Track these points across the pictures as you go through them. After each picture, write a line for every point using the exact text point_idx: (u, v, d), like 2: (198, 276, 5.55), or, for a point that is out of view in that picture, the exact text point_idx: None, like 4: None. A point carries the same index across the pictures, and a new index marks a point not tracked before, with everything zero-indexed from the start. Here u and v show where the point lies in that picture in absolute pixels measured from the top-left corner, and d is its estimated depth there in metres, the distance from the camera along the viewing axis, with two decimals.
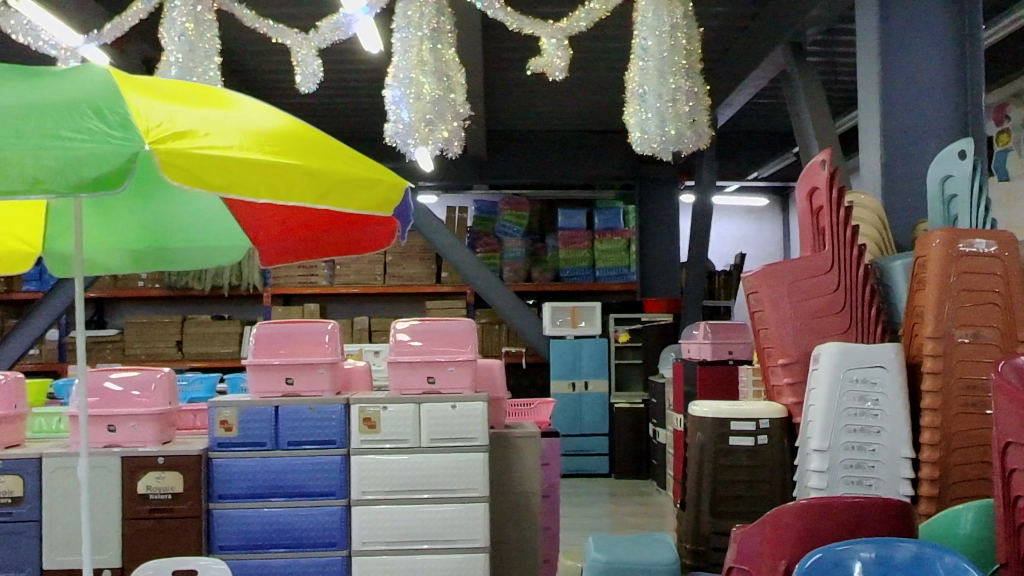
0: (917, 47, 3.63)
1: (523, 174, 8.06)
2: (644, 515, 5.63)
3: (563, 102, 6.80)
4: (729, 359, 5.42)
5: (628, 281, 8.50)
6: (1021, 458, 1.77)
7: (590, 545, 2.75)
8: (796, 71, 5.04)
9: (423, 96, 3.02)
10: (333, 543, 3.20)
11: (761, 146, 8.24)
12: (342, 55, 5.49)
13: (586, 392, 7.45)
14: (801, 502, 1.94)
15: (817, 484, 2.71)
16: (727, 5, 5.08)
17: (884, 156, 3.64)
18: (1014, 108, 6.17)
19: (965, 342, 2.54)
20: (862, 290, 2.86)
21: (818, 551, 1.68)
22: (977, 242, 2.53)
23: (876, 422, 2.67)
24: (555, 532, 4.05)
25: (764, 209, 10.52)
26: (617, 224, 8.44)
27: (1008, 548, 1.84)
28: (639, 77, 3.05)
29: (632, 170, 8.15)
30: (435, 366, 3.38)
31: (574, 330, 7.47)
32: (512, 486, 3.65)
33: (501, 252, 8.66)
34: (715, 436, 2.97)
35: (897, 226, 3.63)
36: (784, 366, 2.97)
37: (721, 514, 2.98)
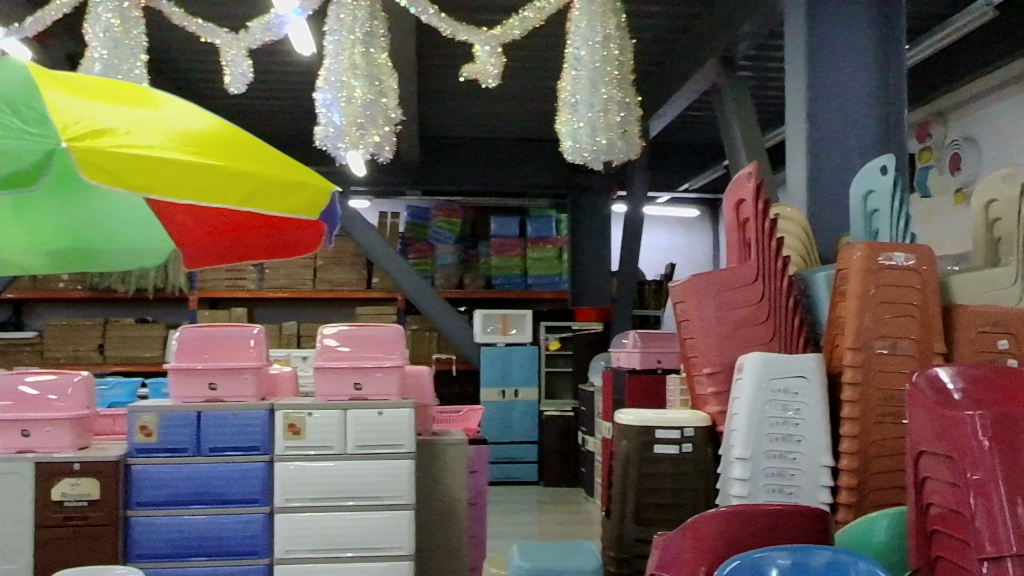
0: (842, 65, 3.72)
1: (457, 181, 8.03)
2: (573, 523, 5.64)
3: (498, 109, 6.80)
4: (658, 368, 5.46)
5: (559, 289, 8.53)
6: (934, 467, 1.78)
7: (514, 553, 2.61)
8: (727, 85, 5.12)
9: (354, 100, 2.98)
10: (254, 552, 3.16)
11: (693, 158, 8.35)
12: (273, 55, 5.42)
13: (516, 400, 7.43)
14: (722, 510, 1.94)
15: (739, 492, 2.68)
16: (660, 17, 5.14)
17: (811, 168, 3.70)
18: (937, 126, 6.37)
19: (884, 352, 2.60)
20: (787, 298, 2.88)
21: (737, 558, 1.68)
22: (897, 256, 2.59)
23: (798, 431, 2.67)
24: (482, 540, 4.02)
25: (694, 220, 10.66)
26: (550, 233, 8.42)
27: (921, 555, 1.83)
28: (571, 86, 3.07)
29: (565, 178, 8.19)
30: (362, 372, 3.35)
31: (504, 338, 7.45)
32: (440, 493, 3.62)
33: (433, 259, 8.66)
34: (639, 443, 2.88)
35: (822, 238, 3.68)
36: (709, 376, 2.98)
37: (646, 520, 2.86)
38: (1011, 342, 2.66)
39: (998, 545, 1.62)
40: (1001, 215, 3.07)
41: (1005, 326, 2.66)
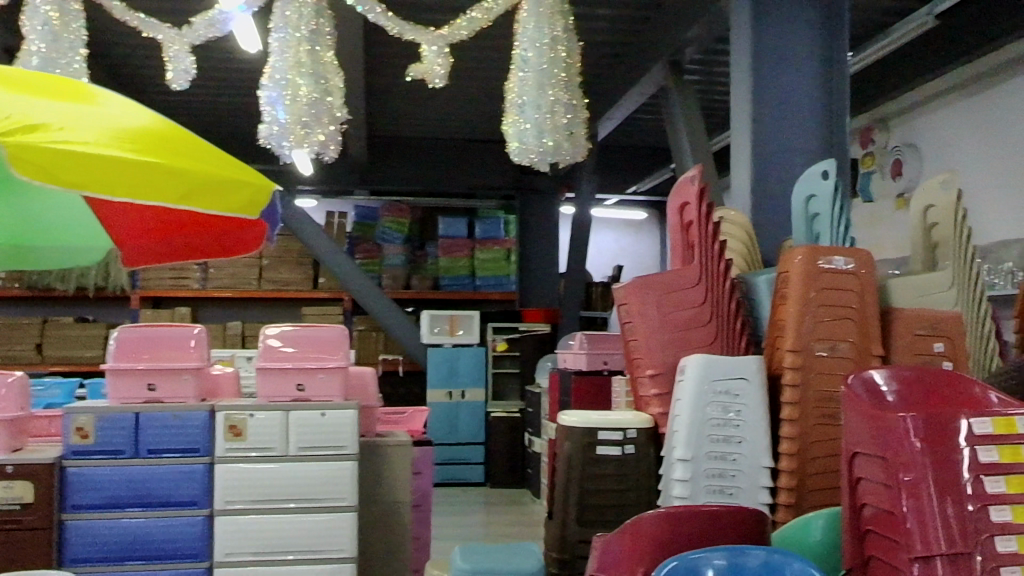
0: (786, 69, 3.77)
1: (405, 181, 7.99)
2: (519, 525, 5.65)
3: (448, 109, 6.79)
4: (604, 370, 5.48)
5: (507, 290, 8.54)
6: (868, 467, 1.81)
7: (455, 554, 2.58)
8: (674, 89, 5.16)
9: (300, 98, 2.95)
10: (194, 555, 3.13)
11: (641, 161, 8.40)
12: (216, 52, 5.36)
13: (463, 401, 7.41)
14: (661, 511, 1.95)
15: (680, 493, 2.67)
16: (607, 21, 5.17)
17: (755, 173, 3.72)
18: (879, 133, 6.48)
19: (824, 354, 2.63)
20: (729, 303, 2.92)
21: (673, 558, 1.68)
22: (836, 260, 2.64)
23: (738, 432, 2.67)
24: (426, 541, 4.00)
25: (642, 222, 10.74)
26: (498, 234, 8.36)
27: (854, 553, 1.85)
28: (519, 88, 3.06)
29: (514, 180, 8.19)
30: (305, 373, 3.32)
31: (451, 339, 7.44)
32: (383, 494, 3.60)
33: (381, 259, 8.62)
34: (582, 445, 2.80)
35: (765, 241, 3.72)
36: (651, 377, 2.94)
37: (589, 522, 2.77)
38: (946, 345, 2.74)
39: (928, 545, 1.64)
40: (939, 220, 3.13)
41: (940, 329, 2.73)
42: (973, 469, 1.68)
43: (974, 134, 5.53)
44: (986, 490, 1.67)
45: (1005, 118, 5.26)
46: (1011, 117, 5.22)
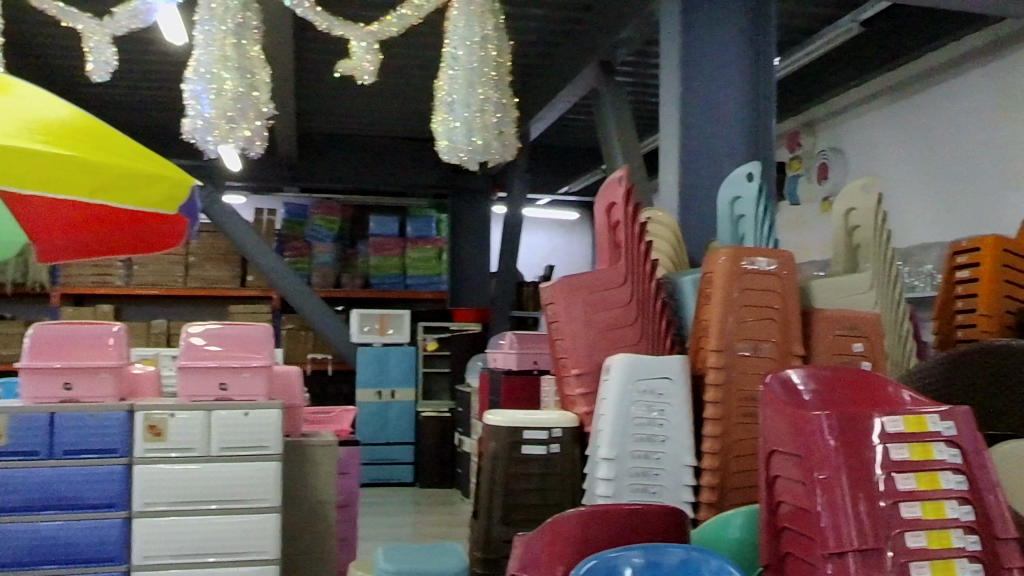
0: (715, 73, 3.81)
1: (337, 179, 7.92)
2: (447, 525, 5.62)
3: (379, 106, 6.74)
4: (534, 369, 5.47)
5: (439, 290, 8.52)
6: (785, 465, 1.83)
7: (378, 555, 2.55)
8: (606, 90, 5.18)
9: (225, 93, 2.78)
10: (111, 558, 3.07)
11: (573, 162, 8.44)
12: (139, 44, 5.25)
13: (393, 401, 7.37)
14: (581, 509, 1.95)
15: (605, 492, 2.66)
16: (539, 21, 5.17)
17: (682, 176, 3.76)
18: (806, 136, 6.59)
19: (746, 354, 2.67)
20: (654, 302, 2.94)
21: (593, 557, 1.68)
22: (759, 261, 2.68)
23: (662, 431, 2.68)
24: (352, 542, 3.96)
25: (574, 223, 10.79)
26: (430, 232, 8.36)
27: (770, 550, 1.86)
28: (448, 86, 3.04)
29: (446, 179, 8.16)
30: (229, 372, 3.26)
31: (381, 338, 7.39)
32: (307, 496, 3.56)
33: (310, 257, 8.52)
34: (507, 444, 2.79)
35: (691, 242, 3.75)
36: (576, 377, 2.93)
37: (513, 521, 2.76)
38: (864, 346, 2.79)
39: (841, 541, 1.66)
40: (861, 222, 3.19)
41: (859, 329, 2.79)
42: (886, 467, 1.72)
43: (897, 140, 5.65)
44: (897, 487, 1.71)
45: (927, 125, 5.40)
46: (932, 125, 5.34)
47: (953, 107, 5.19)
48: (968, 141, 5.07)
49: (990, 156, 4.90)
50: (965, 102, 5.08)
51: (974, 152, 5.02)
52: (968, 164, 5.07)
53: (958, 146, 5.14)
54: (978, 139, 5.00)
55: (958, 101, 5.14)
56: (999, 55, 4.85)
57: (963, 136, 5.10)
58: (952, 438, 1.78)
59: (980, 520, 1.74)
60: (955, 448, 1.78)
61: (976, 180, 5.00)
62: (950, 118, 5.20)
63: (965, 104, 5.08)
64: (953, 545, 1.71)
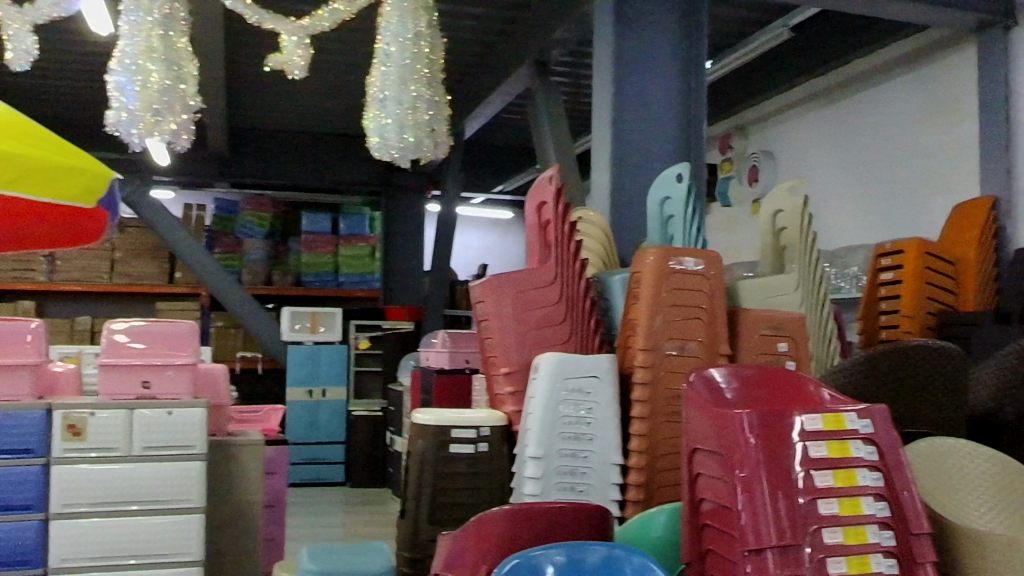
0: (648, 74, 3.84)
1: (269, 174, 7.82)
2: (376, 525, 5.58)
3: (312, 102, 6.67)
4: (466, 368, 5.49)
5: (371, 288, 8.50)
6: (707, 462, 1.85)
7: (302, 555, 2.52)
8: (540, 89, 5.18)
9: (151, 85, 2.62)
10: (27, 562, 2.99)
11: (508, 161, 8.45)
12: (63, 33, 5.13)
13: (323, 400, 7.30)
14: (506, 508, 1.95)
15: (532, 490, 2.65)
16: (475, 19, 5.16)
17: (614, 173, 3.79)
18: (737, 139, 6.69)
19: (673, 353, 2.69)
20: (584, 300, 2.95)
21: (515, 556, 1.67)
22: (687, 261, 2.71)
23: (590, 430, 2.68)
24: (280, 542, 3.91)
25: (508, 222, 10.81)
26: (362, 230, 8.42)
27: (691, 547, 1.87)
28: (380, 82, 2.95)
29: (381, 176, 8.11)
30: (153, 370, 3.21)
31: (312, 336, 7.34)
32: (232, 497, 3.50)
33: (241, 254, 8.41)
34: (435, 443, 2.76)
35: (622, 242, 3.77)
36: (505, 375, 2.92)
37: (441, 520, 2.75)
38: (789, 345, 2.83)
39: (760, 537, 1.68)
40: (787, 225, 3.24)
41: (784, 330, 2.83)
42: (805, 464, 1.74)
43: (826, 145, 5.75)
44: (815, 484, 1.74)
45: (855, 130, 5.50)
46: (860, 130, 5.45)
47: (880, 113, 5.29)
48: (894, 146, 5.17)
49: (916, 161, 5.01)
50: (892, 108, 5.19)
51: (900, 157, 5.13)
52: (894, 169, 5.18)
53: (884, 151, 5.25)
54: (904, 144, 5.11)
55: (885, 107, 5.24)
56: (926, 62, 4.96)
57: (890, 141, 5.20)
58: (869, 436, 1.82)
59: (894, 515, 1.78)
60: (872, 445, 1.82)
61: (901, 184, 5.11)
62: (877, 124, 5.30)
63: (891, 110, 5.19)
64: (869, 541, 1.74)
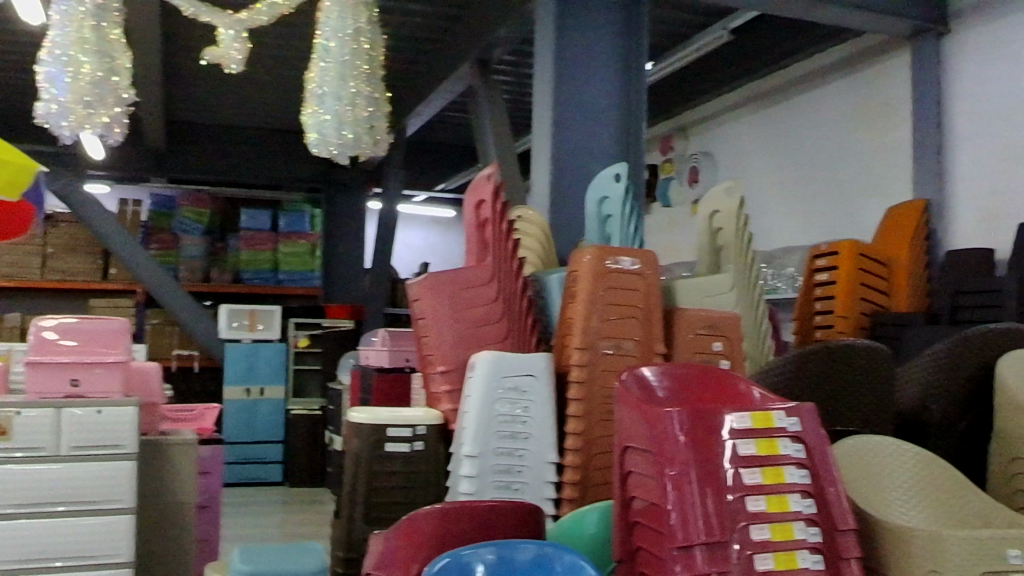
0: (589, 75, 3.86)
1: (208, 170, 7.71)
2: (313, 525, 5.52)
3: (252, 97, 6.58)
4: (405, 367, 5.46)
5: (311, 286, 8.43)
6: (638, 460, 1.86)
7: (234, 556, 2.48)
8: (482, 88, 5.17)
9: (83, 77, 2.54)
10: None
11: (450, 159, 8.43)
12: None
13: (262, 399, 7.22)
14: (438, 507, 1.94)
15: (467, 489, 2.64)
16: (418, 16, 5.14)
17: (554, 173, 3.78)
18: (678, 141, 6.75)
19: (609, 352, 2.70)
20: (520, 299, 2.95)
21: (445, 556, 1.67)
22: (623, 261, 2.73)
23: (525, 428, 2.68)
24: (214, 544, 3.86)
25: (450, 220, 10.79)
26: (303, 227, 8.26)
27: (622, 544, 1.88)
28: (319, 77, 2.91)
29: (322, 173, 8.04)
30: (81, 368, 3.14)
31: (250, 334, 7.26)
32: (164, 497, 3.45)
33: (178, 250, 8.29)
34: (370, 441, 2.74)
35: (561, 243, 3.79)
36: (441, 373, 2.91)
37: (376, 520, 2.73)
38: (724, 345, 2.86)
39: (688, 534, 1.69)
40: (723, 225, 3.28)
41: (718, 329, 2.85)
42: (734, 461, 1.76)
43: (764, 147, 5.83)
44: (744, 482, 1.76)
45: (792, 134, 5.58)
46: (798, 133, 5.52)
47: (816, 116, 5.38)
48: (829, 150, 5.26)
49: (850, 165, 5.11)
50: (828, 112, 5.27)
51: (835, 161, 5.22)
52: (829, 172, 5.26)
53: (820, 154, 5.33)
54: (839, 147, 5.20)
55: (821, 110, 5.33)
56: (861, 67, 5.05)
57: (825, 145, 5.29)
58: (796, 434, 1.85)
59: (820, 511, 1.81)
60: (799, 443, 1.85)
61: (836, 187, 5.19)
62: (813, 128, 5.39)
63: (828, 114, 5.28)
64: (796, 537, 1.77)
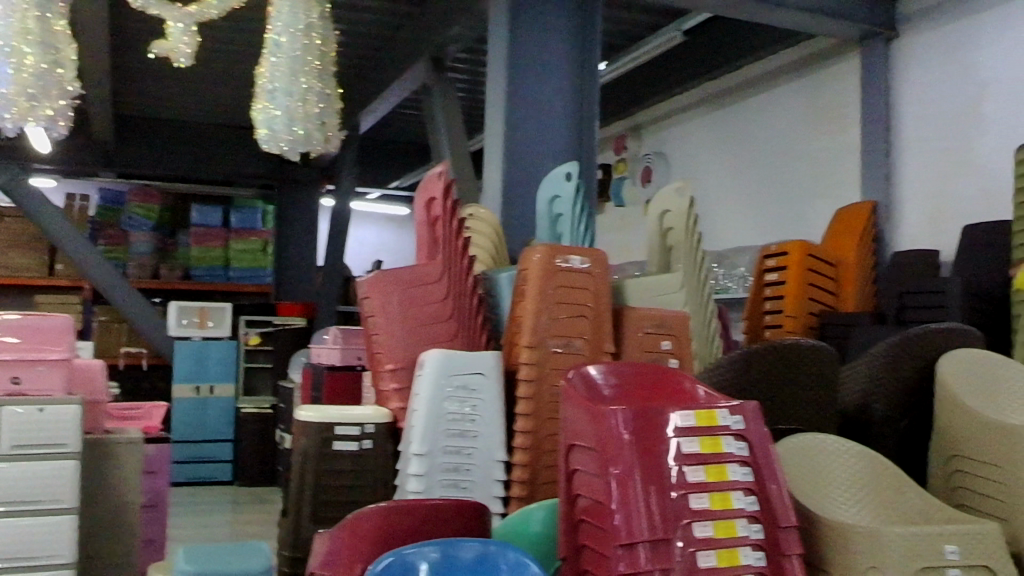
0: (542, 74, 3.86)
1: (159, 165, 7.62)
2: (263, 524, 5.48)
3: (204, 91, 6.51)
4: (356, 365, 5.45)
5: (263, 283, 8.36)
6: (583, 458, 1.86)
7: (178, 556, 2.44)
8: (435, 85, 5.15)
9: (26, 68, 2.47)
10: None
11: (404, 157, 8.41)
12: None
13: (211, 397, 7.14)
14: (382, 505, 1.93)
15: (415, 487, 2.63)
16: (372, 12, 5.12)
17: (506, 173, 3.78)
18: (632, 140, 6.79)
19: (558, 350, 2.71)
20: (470, 298, 2.95)
21: (389, 555, 1.65)
22: (573, 259, 2.73)
23: (474, 426, 2.68)
24: (160, 544, 3.82)
25: (404, 218, 10.76)
26: (255, 224, 8.19)
27: (567, 542, 1.89)
28: (270, 73, 2.87)
29: (274, 170, 7.98)
30: (23, 365, 3.09)
31: (200, 332, 7.20)
32: (108, 496, 3.40)
33: (127, 246, 8.18)
34: (318, 440, 2.72)
35: (512, 242, 3.79)
36: (390, 372, 2.89)
37: (323, 519, 2.71)
38: (673, 343, 2.88)
39: (632, 532, 1.69)
40: (673, 224, 3.30)
41: (667, 328, 2.87)
42: (677, 459, 1.78)
43: (716, 148, 5.88)
44: (687, 479, 1.77)
45: (744, 135, 5.64)
46: (749, 134, 5.58)
47: (767, 118, 5.43)
48: (779, 151, 5.32)
49: (800, 166, 5.17)
50: (778, 114, 5.33)
51: (785, 162, 5.28)
52: (779, 173, 5.32)
53: (771, 155, 5.39)
54: (789, 149, 5.25)
55: (772, 112, 5.39)
56: (812, 70, 5.11)
57: (775, 146, 5.35)
58: (739, 432, 1.87)
59: (762, 508, 1.84)
60: (742, 441, 1.87)
61: (787, 188, 5.25)
62: (764, 129, 5.44)
63: (778, 115, 5.33)
64: (738, 534, 1.79)
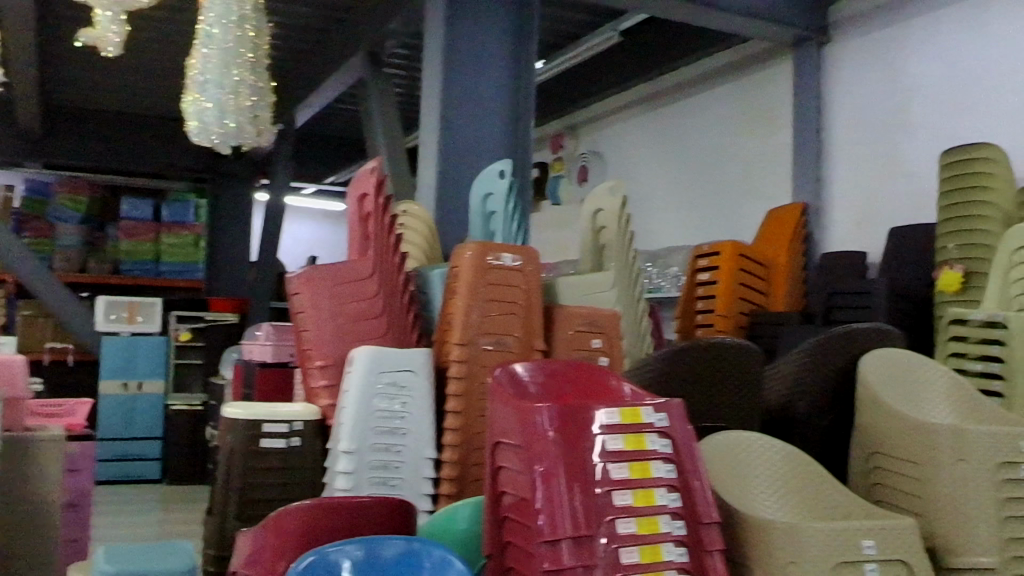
0: (478, 72, 3.86)
1: (89, 156, 7.48)
2: (190, 522, 5.39)
3: (135, 82, 6.39)
4: (288, 363, 5.35)
5: (195, 278, 8.23)
6: (508, 455, 1.87)
7: (98, 556, 2.38)
8: (372, 80, 5.13)
9: None
10: None
11: (340, 152, 8.35)
12: None
13: (140, 394, 7.01)
14: (306, 504, 1.92)
15: (343, 485, 2.61)
16: (308, 5, 5.07)
17: (440, 169, 3.78)
18: (569, 139, 6.82)
19: (488, 348, 2.71)
20: (402, 295, 2.95)
21: (312, 553, 1.63)
22: (504, 257, 2.74)
23: (404, 424, 2.67)
24: (83, 544, 3.74)
25: (340, 214, 10.70)
26: (187, 218, 8.06)
27: (493, 539, 1.89)
28: (201, 64, 2.77)
29: (208, 164, 7.87)
30: None
31: (129, 326, 7.08)
32: (29, 496, 3.32)
33: (53, 239, 8.02)
34: (246, 438, 2.67)
35: (446, 239, 3.79)
36: (320, 369, 2.87)
37: (250, 517, 2.67)
38: (603, 341, 2.90)
39: (556, 528, 1.70)
40: (606, 223, 3.32)
41: (598, 326, 2.89)
42: (602, 456, 1.79)
43: (651, 148, 5.93)
44: (611, 476, 1.78)
45: (678, 135, 5.70)
46: (683, 135, 5.64)
47: (702, 119, 5.50)
48: (713, 153, 5.39)
49: (733, 167, 5.24)
50: (712, 115, 5.40)
51: (718, 163, 5.35)
52: (712, 174, 5.39)
53: (704, 156, 5.45)
54: (722, 150, 5.32)
55: (707, 113, 5.45)
56: (746, 72, 5.18)
57: (709, 147, 5.41)
58: (663, 429, 1.89)
59: (685, 504, 1.86)
60: (666, 438, 1.89)
61: (720, 189, 5.32)
62: (699, 130, 5.51)
63: (713, 116, 5.40)
64: (661, 530, 1.80)
